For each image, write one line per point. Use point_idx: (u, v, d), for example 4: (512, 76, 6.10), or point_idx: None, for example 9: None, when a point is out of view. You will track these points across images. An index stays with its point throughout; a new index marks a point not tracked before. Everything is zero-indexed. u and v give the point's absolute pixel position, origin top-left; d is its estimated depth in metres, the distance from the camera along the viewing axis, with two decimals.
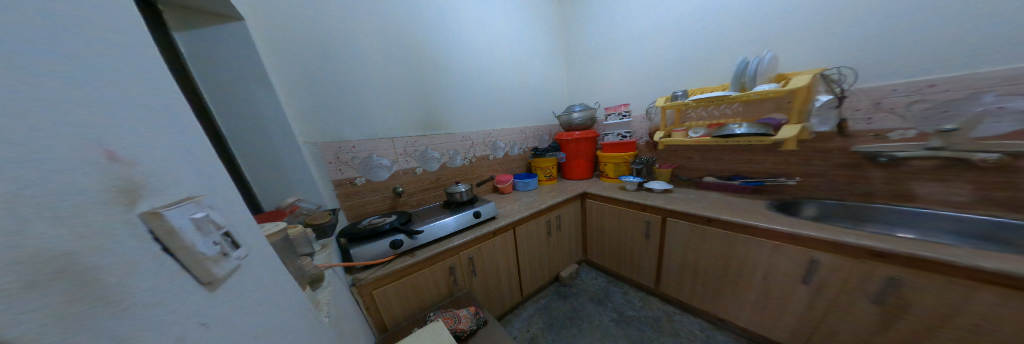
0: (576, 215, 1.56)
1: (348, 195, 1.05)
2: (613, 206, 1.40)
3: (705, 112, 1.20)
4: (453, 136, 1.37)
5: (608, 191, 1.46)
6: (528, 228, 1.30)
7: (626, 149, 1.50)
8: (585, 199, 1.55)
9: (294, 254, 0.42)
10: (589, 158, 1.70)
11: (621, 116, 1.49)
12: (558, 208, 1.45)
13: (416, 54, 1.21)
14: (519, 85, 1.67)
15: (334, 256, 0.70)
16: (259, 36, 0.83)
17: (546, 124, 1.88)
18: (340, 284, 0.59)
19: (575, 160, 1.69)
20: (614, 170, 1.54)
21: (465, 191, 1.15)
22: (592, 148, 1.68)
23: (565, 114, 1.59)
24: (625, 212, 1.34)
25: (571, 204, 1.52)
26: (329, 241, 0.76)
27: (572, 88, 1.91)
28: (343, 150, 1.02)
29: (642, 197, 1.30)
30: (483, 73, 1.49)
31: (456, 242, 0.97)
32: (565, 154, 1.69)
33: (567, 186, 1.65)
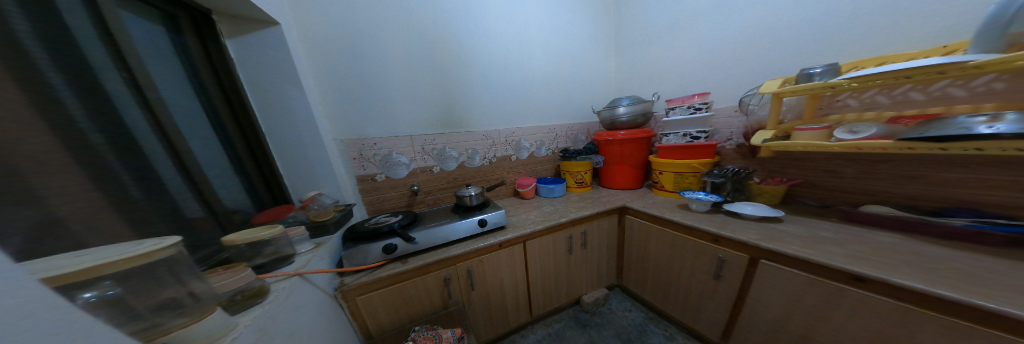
0: (610, 233, 1.25)
1: (369, 190, 1.10)
2: (665, 229, 1.01)
3: (885, 98, 0.65)
4: (473, 134, 1.26)
5: (662, 209, 1.06)
6: (542, 242, 1.11)
7: (699, 156, 1.05)
8: (625, 214, 1.21)
9: (151, 281, 0.28)
10: (638, 164, 1.36)
11: (692, 109, 1.02)
12: (584, 223, 1.19)
13: (439, 50, 1.14)
14: (552, 77, 1.42)
15: (324, 257, 0.68)
16: (300, 41, 0.89)
17: (582, 122, 1.59)
18: (304, 288, 0.55)
19: (615, 168, 1.39)
20: (675, 182, 1.11)
21: (475, 195, 1.05)
22: (643, 151, 1.33)
23: (607, 109, 1.30)
24: (683, 239, 0.94)
25: (605, 220, 1.22)
26: (327, 239, 0.74)
27: (621, 76, 1.53)
28: (365, 148, 1.05)
29: (716, 224, 0.86)
30: (512, 66, 1.31)
31: (452, 253, 0.88)
32: (605, 157, 1.39)
33: (607, 199, 1.31)
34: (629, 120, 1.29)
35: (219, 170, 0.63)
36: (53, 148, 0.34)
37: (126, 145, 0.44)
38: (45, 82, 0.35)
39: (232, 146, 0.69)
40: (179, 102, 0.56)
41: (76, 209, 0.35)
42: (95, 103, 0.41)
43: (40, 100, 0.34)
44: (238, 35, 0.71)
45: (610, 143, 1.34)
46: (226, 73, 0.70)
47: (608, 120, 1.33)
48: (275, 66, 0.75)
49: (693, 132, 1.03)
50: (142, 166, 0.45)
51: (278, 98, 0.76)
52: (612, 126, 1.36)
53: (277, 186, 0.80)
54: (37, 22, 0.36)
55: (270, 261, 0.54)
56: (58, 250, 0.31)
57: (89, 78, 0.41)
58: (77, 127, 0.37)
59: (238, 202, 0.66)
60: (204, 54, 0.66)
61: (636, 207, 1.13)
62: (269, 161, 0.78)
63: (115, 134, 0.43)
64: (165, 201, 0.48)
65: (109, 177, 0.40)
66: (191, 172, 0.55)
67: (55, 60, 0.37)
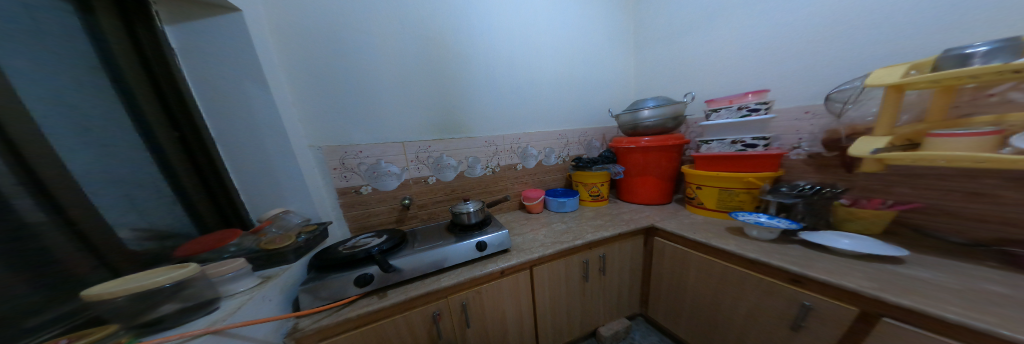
0: (634, 255, 1.04)
1: (353, 204, 0.89)
2: (714, 258, 0.80)
3: None
4: (474, 140, 1.09)
5: (705, 233, 0.85)
6: (553, 268, 0.91)
7: (754, 168, 0.84)
8: (653, 235, 1.01)
9: None
10: (666, 175, 1.16)
11: (744, 110, 0.82)
12: (604, 246, 0.99)
13: (436, 44, 0.99)
14: (562, 76, 1.26)
15: (272, 298, 0.48)
16: (272, 32, 0.76)
17: (597, 126, 1.41)
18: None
19: (638, 180, 1.20)
20: (722, 200, 0.91)
21: (475, 211, 0.88)
22: (673, 160, 1.13)
23: (627, 112, 1.12)
24: (737, 274, 0.74)
25: (627, 241, 1.01)
26: (285, 269, 0.55)
27: (643, 76, 1.36)
28: (348, 156, 0.88)
29: (792, 259, 0.65)
30: (518, 64, 1.16)
31: (443, 284, 0.69)
32: (627, 167, 1.21)
33: (631, 216, 1.10)
34: (655, 124, 1.09)
35: (139, 184, 0.48)
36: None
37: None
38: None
39: (161, 152, 0.54)
40: (85, 98, 0.43)
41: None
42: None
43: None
44: (182, 20, 0.58)
45: (633, 151, 1.15)
46: (161, 64, 0.56)
47: (631, 122, 1.13)
48: (234, 56, 0.61)
49: (747, 138, 0.83)
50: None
51: (238, 94, 0.62)
52: (634, 131, 1.17)
53: (228, 201, 0.65)
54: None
55: (173, 314, 0.35)
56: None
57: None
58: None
59: (163, 227, 0.51)
60: (131, 40, 0.53)
61: (670, 230, 0.92)
62: (219, 171, 0.63)
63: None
64: (16, 229, 0.32)
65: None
66: (86, 187, 0.40)
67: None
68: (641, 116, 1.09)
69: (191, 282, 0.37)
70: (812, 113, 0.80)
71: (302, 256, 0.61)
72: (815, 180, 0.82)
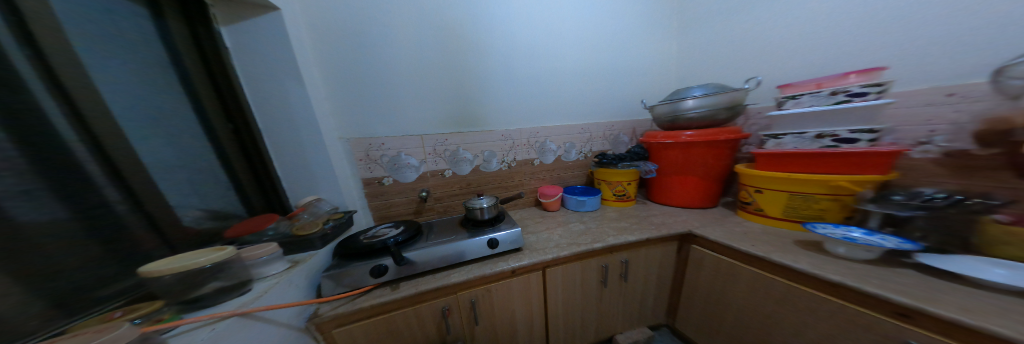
0: (662, 261, 0.93)
1: (376, 195, 0.94)
2: (778, 278, 0.66)
3: None
4: (490, 134, 1.07)
5: (758, 247, 0.71)
6: (567, 270, 0.87)
7: (848, 169, 0.67)
8: (690, 243, 0.89)
9: None
10: (710, 174, 1.01)
11: (844, 94, 0.66)
12: (627, 250, 0.90)
13: (454, 35, 0.98)
14: (588, 65, 1.16)
15: (297, 283, 0.48)
16: (308, 34, 0.83)
17: (626, 120, 1.28)
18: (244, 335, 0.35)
19: (676, 180, 1.06)
20: (792, 208, 0.76)
21: (488, 207, 0.86)
22: (719, 159, 0.98)
23: (664, 104, 1.00)
24: (809, 297, 0.61)
25: (655, 247, 0.91)
26: (310, 255, 0.57)
27: (691, 61, 1.19)
28: (372, 148, 0.91)
29: (906, 289, 0.49)
30: (540, 53, 1.09)
31: (452, 280, 0.66)
32: (661, 164, 1.07)
33: (662, 220, 0.99)
34: (703, 116, 0.94)
35: (199, 166, 0.57)
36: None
37: (45, 133, 0.35)
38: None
39: (217, 139, 0.64)
40: (153, 93, 0.51)
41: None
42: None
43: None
44: (233, 21, 0.66)
45: (670, 147, 1.01)
46: (217, 61, 0.65)
47: (671, 113, 1.00)
48: (272, 54, 0.68)
49: (841, 131, 0.67)
50: (65, 159, 0.36)
51: (277, 89, 0.70)
52: (673, 124, 1.03)
53: (272, 185, 0.74)
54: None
55: (212, 292, 0.38)
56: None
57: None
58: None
59: (219, 203, 0.60)
60: (195, 42, 0.62)
61: (710, 238, 0.80)
62: (263, 156, 0.72)
63: (26, 117, 0.33)
64: (94, 204, 0.39)
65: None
66: (155, 167, 0.48)
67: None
68: (685, 107, 0.95)
69: (232, 263, 0.40)
70: (958, 96, 0.60)
71: (328, 243, 0.63)
72: (953, 187, 0.61)
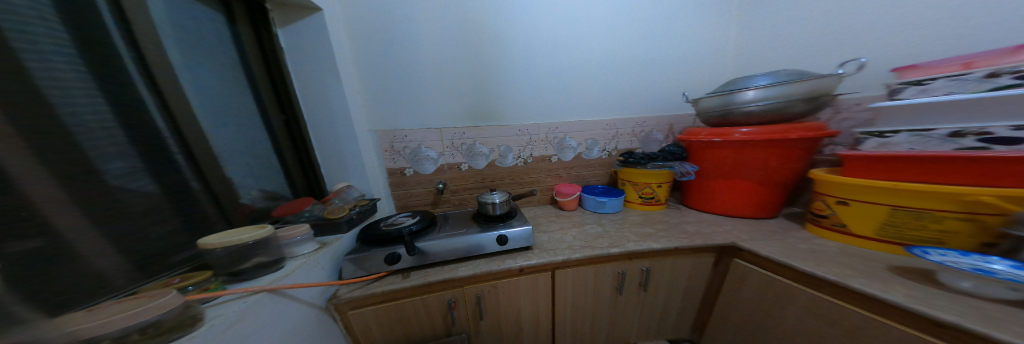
0: (690, 272, 0.84)
1: (398, 185, 1.00)
2: (857, 307, 0.54)
3: None
4: (507, 129, 1.05)
5: (834, 269, 0.58)
6: (578, 274, 0.82)
7: (991, 181, 0.50)
8: (734, 257, 0.77)
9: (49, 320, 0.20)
10: (767, 180, 0.85)
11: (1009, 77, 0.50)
12: (651, 258, 0.83)
13: (475, 28, 0.95)
14: (617, 55, 1.05)
15: (321, 264, 0.55)
16: (345, 30, 0.86)
17: (660, 115, 1.14)
18: (274, 309, 0.39)
19: (724, 184, 0.92)
20: (893, 226, 0.60)
21: (500, 203, 0.86)
22: (784, 162, 0.81)
23: (711, 97, 0.86)
24: (899, 337, 0.49)
25: (691, 256, 0.82)
26: (336, 238, 0.65)
27: (766, 46, 1.03)
28: (396, 140, 0.97)
29: None
30: (565, 43, 1.02)
31: (459, 274, 0.67)
32: (703, 165, 0.94)
33: (698, 230, 0.87)
34: (768, 109, 0.78)
35: (255, 151, 0.68)
36: (47, 119, 0.32)
37: (143, 121, 0.44)
38: (48, 49, 0.34)
39: (271, 127, 0.74)
40: (222, 88, 0.62)
41: (69, 185, 0.34)
42: (108, 74, 0.41)
43: (37, 69, 0.33)
44: (288, 23, 0.76)
45: (716, 146, 0.87)
46: (273, 59, 0.75)
47: (721, 107, 0.85)
48: (316, 52, 0.77)
49: (990, 128, 0.51)
50: (159, 142, 0.46)
51: (319, 83, 0.79)
52: (725, 120, 0.88)
53: (312, 169, 0.85)
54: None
55: (251, 268, 0.43)
56: (11, 229, 0.28)
57: (109, 51, 0.41)
58: (81, 99, 0.36)
59: (270, 182, 0.72)
60: (257, 43, 0.73)
61: (759, 252, 0.69)
62: (305, 143, 0.82)
63: (130, 108, 0.43)
64: (185, 178, 0.49)
65: (115, 151, 0.39)
66: (223, 151, 0.58)
67: (72, 30, 0.37)
68: (739, 99, 0.80)
69: (268, 243, 0.46)
70: None
71: (352, 228, 0.71)
72: None
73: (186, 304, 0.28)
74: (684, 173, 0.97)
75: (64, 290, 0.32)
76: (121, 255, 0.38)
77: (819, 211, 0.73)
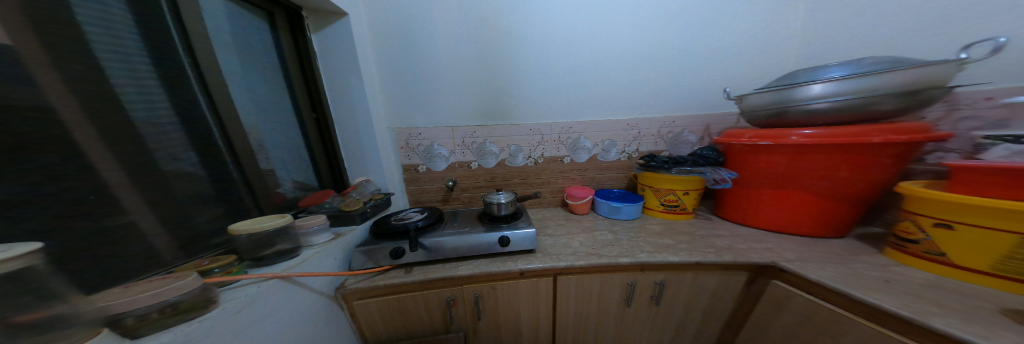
0: (713, 294, 0.74)
1: (412, 180, 1.05)
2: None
3: None
4: (518, 128, 1.03)
5: (902, 300, 0.47)
6: (581, 282, 0.77)
7: None
8: (771, 277, 0.66)
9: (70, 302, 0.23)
10: (834, 193, 0.69)
11: None
12: (666, 271, 0.74)
13: (492, 26, 0.93)
14: (640, 47, 0.95)
15: (333, 255, 0.60)
16: (369, 31, 0.89)
17: (690, 114, 1.01)
18: (283, 294, 0.44)
19: (771, 196, 0.78)
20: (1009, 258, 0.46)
21: (505, 203, 0.85)
22: (858, 172, 0.65)
23: (761, 94, 0.72)
24: None
25: (714, 273, 0.72)
26: (349, 229, 0.71)
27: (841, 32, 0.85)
28: (412, 138, 1.00)
29: None
30: (586, 37, 0.94)
31: (458, 273, 0.68)
32: (745, 171, 0.81)
33: (729, 244, 0.75)
34: (843, 106, 0.62)
35: (289, 148, 0.75)
36: (122, 121, 0.38)
37: (198, 121, 0.49)
38: (124, 61, 0.40)
39: (303, 127, 0.80)
40: (263, 92, 0.68)
41: (138, 182, 0.39)
42: (175, 79, 0.47)
43: (117, 77, 0.39)
44: (321, 30, 0.79)
45: (762, 151, 0.74)
46: (307, 64, 0.79)
47: (776, 105, 0.70)
48: (344, 56, 0.81)
49: None
50: (211, 139, 0.51)
51: (344, 85, 0.83)
52: (782, 120, 0.72)
53: (336, 168, 0.88)
54: (139, 17, 0.43)
55: (271, 254, 0.49)
56: (88, 212, 0.34)
57: (174, 59, 0.47)
58: (152, 103, 0.43)
59: (301, 176, 0.78)
60: (294, 49, 0.77)
61: (803, 274, 0.58)
62: (331, 144, 0.86)
63: (190, 109, 0.48)
64: (229, 178, 0.54)
65: (173, 148, 0.45)
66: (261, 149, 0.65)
67: (147, 43, 0.44)
68: (802, 96, 0.64)
69: (286, 229, 0.51)
70: None
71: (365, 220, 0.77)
72: None
73: (205, 286, 0.32)
74: (718, 180, 0.85)
75: (100, 269, 0.35)
76: (162, 238, 0.41)
77: (907, 236, 0.57)
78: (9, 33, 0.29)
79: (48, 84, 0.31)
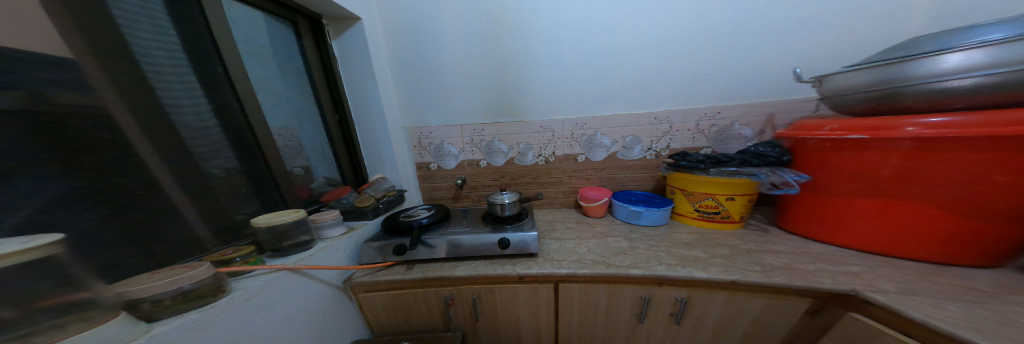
0: (758, 331, 0.57)
1: (427, 177, 1.08)
2: None
3: None
4: (528, 125, 0.96)
5: None
6: (585, 292, 0.69)
7: None
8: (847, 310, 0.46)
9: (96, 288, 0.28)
10: (979, 215, 0.44)
11: None
12: (691, 286, 0.59)
13: (499, 19, 0.85)
14: (672, 24, 0.78)
15: (344, 248, 0.66)
16: (383, 32, 0.89)
17: (738, 103, 0.82)
18: (291, 283, 0.50)
19: (853, 214, 0.54)
20: None
21: (508, 204, 0.81)
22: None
23: (849, 75, 0.50)
24: None
25: (755, 298, 0.54)
26: (362, 224, 0.77)
27: None
28: (423, 137, 1.02)
29: None
30: (607, 22, 0.81)
31: (455, 273, 0.68)
32: (821, 174, 0.56)
33: (785, 263, 0.53)
34: (1012, 81, 0.38)
35: (313, 147, 0.82)
36: (167, 127, 0.43)
37: (233, 123, 0.53)
38: (166, 69, 0.44)
39: (328, 128, 0.86)
40: (289, 96, 0.75)
41: (179, 180, 0.44)
42: (214, 84, 0.51)
43: (160, 84, 0.43)
44: (341, 35, 0.84)
45: (846, 149, 0.51)
46: (328, 68, 0.85)
47: (876, 86, 0.47)
48: (362, 59, 0.85)
49: None
50: (244, 139, 0.55)
51: (363, 87, 0.88)
52: (888, 106, 0.49)
53: (358, 165, 0.95)
54: (180, 30, 0.47)
55: (288, 246, 0.54)
56: (134, 204, 0.39)
57: (210, 65, 0.51)
58: (192, 106, 0.47)
59: (325, 173, 0.86)
60: (318, 55, 0.83)
61: (895, 310, 0.38)
62: (352, 142, 0.92)
63: (227, 111, 0.53)
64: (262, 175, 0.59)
65: (210, 148, 0.49)
66: (286, 148, 0.72)
67: (188, 52, 0.48)
68: (921, 71, 0.42)
69: (299, 225, 0.56)
70: None
71: (378, 216, 0.82)
72: None
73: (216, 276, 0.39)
74: (778, 184, 0.60)
75: (138, 253, 0.39)
76: (197, 227, 0.46)
77: None
78: (67, 45, 0.34)
79: (101, 92, 0.36)
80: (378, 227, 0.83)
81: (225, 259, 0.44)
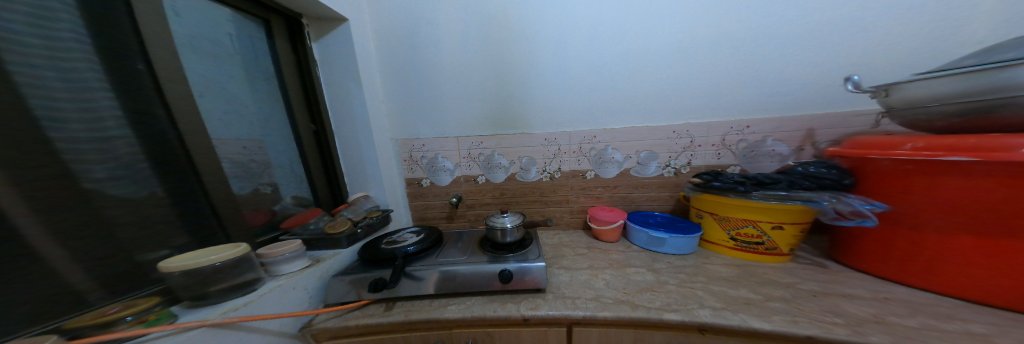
0: None
1: (417, 195, 0.96)
2: None
3: None
4: (531, 138, 0.87)
5: None
6: (605, 340, 0.56)
7: None
8: None
9: None
10: None
11: None
12: (742, 338, 0.47)
13: (500, 23, 0.79)
14: (687, 31, 0.72)
15: (303, 286, 0.53)
16: (373, 37, 0.82)
17: (764, 116, 0.75)
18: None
19: (936, 244, 0.46)
20: None
21: (509, 228, 0.70)
22: None
23: (938, 82, 0.43)
24: None
25: None
26: (334, 254, 0.64)
27: None
28: (414, 149, 0.91)
29: None
30: (618, 29, 0.75)
31: (444, 315, 0.55)
32: (906, 203, 0.47)
33: (871, 314, 0.42)
34: None
35: (279, 161, 0.70)
36: (37, 137, 0.31)
37: (154, 133, 0.42)
38: (56, 63, 0.34)
39: (300, 139, 0.75)
40: (253, 103, 0.64)
41: (50, 209, 0.32)
42: (132, 85, 0.40)
43: (39, 81, 0.32)
44: (322, 38, 0.75)
45: (931, 173, 0.44)
46: (305, 73, 0.75)
47: (986, 93, 0.39)
48: (345, 63, 0.76)
49: None
50: (171, 153, 0.44)
51: (345, 94, 0.78)
52: (994, 119, 0.41)
53: (335, 181, 0.83)
54: (88, 15, 0.37)
55: (215, 293, 0.42)
56: None
57: (130, 61, 0.40)
58: (88, 109, 0.36)
59: (292, 191, 0.73)
60: (294, 58, 0.74)
61: None
62: (328, 156, 0.81)
63: (147, 118, 0.42)
64: (192, 199, 0.46)
65: (107, 164, 0.37)
66: (243, 162, 0.60)
67: (95, 42, 0.37)
68: None
69: (239, 264, 0.44)
70: None
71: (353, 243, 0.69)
72: None
73: None
74: (847, 213, 0.51)
75: None
76: (69, 274, 0.33)
77: None
78: None
79: None
80: (354, 256, 0.70)
81: (105, 321, 0.32)
